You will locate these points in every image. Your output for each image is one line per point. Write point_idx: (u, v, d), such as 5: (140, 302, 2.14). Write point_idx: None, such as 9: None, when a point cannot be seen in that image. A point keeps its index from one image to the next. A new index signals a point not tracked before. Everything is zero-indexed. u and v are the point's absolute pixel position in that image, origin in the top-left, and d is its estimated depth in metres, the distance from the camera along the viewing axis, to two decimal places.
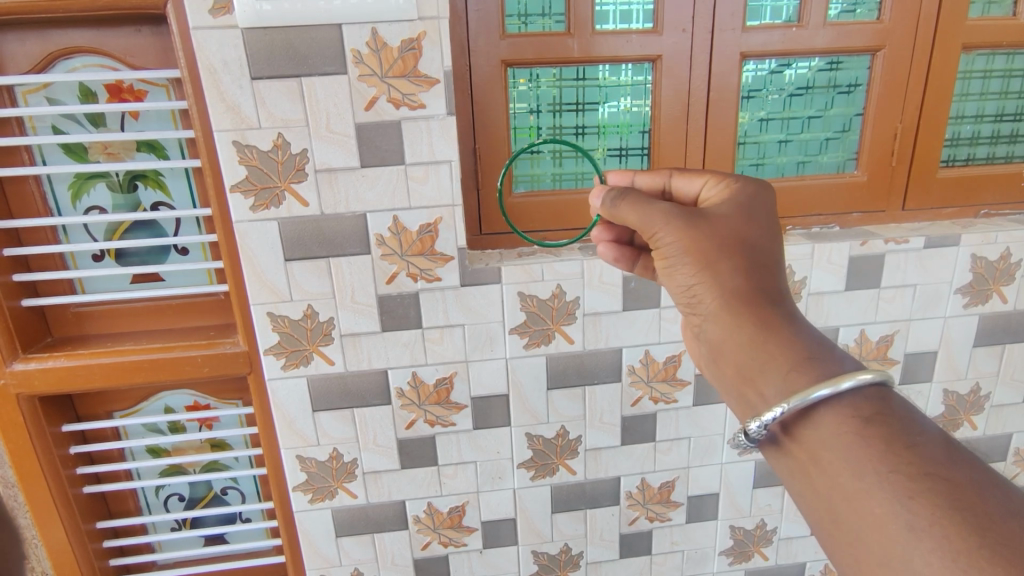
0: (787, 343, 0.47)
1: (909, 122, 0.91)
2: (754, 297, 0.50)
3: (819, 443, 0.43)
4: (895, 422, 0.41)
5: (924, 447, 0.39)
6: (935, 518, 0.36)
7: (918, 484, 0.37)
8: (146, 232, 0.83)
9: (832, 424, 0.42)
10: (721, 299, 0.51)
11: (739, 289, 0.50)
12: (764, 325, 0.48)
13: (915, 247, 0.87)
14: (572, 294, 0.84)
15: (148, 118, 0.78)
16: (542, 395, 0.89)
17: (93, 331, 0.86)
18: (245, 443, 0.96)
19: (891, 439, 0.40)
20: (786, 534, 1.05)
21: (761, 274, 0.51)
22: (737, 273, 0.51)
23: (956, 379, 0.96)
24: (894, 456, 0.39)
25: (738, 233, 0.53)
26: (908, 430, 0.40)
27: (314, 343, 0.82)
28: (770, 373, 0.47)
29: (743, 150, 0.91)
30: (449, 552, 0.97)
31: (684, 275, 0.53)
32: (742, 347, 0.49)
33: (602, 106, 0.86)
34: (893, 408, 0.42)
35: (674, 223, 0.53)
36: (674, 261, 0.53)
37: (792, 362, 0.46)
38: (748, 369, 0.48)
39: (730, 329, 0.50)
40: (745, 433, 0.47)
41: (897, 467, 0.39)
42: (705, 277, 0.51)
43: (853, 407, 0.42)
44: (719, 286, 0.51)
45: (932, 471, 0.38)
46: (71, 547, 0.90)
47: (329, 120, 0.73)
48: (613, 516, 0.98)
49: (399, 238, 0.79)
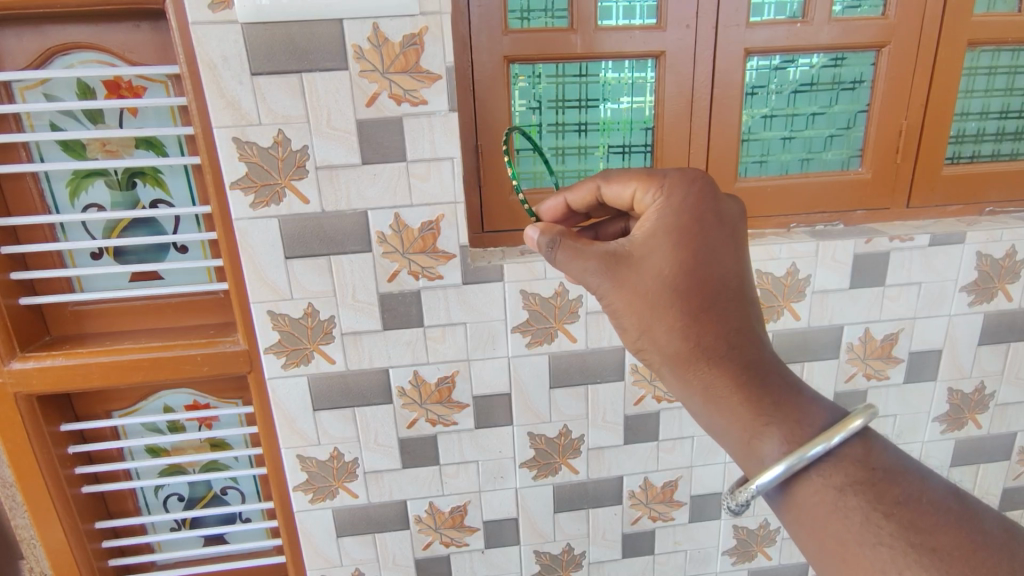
0: (747, 399, 0.47)
1: (914, 119, 0.90)
2: (698, 350, 0.48)
3: (801, 510, 0.44)
4: (879, 483, 0.42)
5: (905, 511, 0.40)
6: None
7: (904, 557, 0.39)
8: (145, 231, 0.82)
9: (812, 493, 0.43)
10: (666, 361, 0.50)
11: (682, 348, 0.49)
12: (712, 390, 0.48)
13: (920, 245, 0.87)
14: (574, 292, 0.83)
15: (146, 115, 0.77)
16: (544, 394, 0.88)
17: (92, 330, 0.86)
18: (245, 442, 0.96)
19: (872, 508, 0.41)
20: (789, 534, 1.04)
21: (713, 314, 0.49)
22: (676, 329, 0.49)
23: (960, 378, 0.96)
24: (880, 526, 0.40)
25: (677, 275, 0.50)
26: (894, 492, 0.41)
27: (315, 342, 0.82)
28: (734, 440, 0.47)
29: (747, 147, 0.91)
30: (450, 553, 0.96)
31: (629, 336, 0.52)
32: (699, 411, 0.49)
33: (604, 103, 0.86)
34: (879, 465, 0.43)
35: (604, 280, 0.52)
36: (617, 321, 0.53)
37: (751, 427, 0.46)
38: (715, 431, 0.49)
39: (684, 392, 0.50)
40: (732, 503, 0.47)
41: (882, 538, 0.40)
42: (646, 343, 0.51)
43: (836, 471, 0.43)
44: (663, 347, 0.50)
45: (918, 542, 0.39)
46: (70, 548, 0.90)
47: (330, 116, 0.72)
48: (615, 516, 0.98)
49: (400, 236, 0.78)
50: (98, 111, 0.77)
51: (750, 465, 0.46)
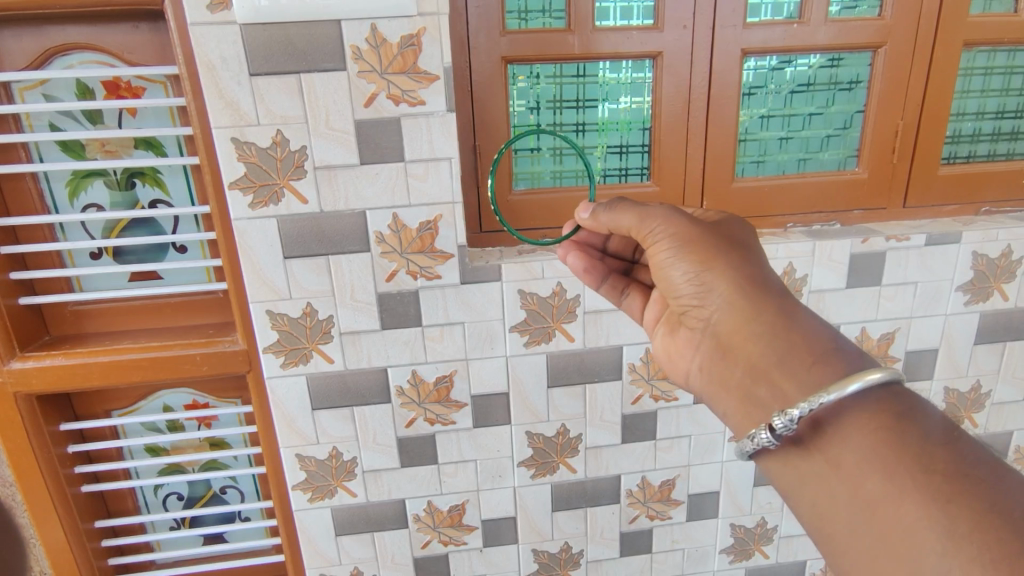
0: (808, 334, 0.48)
1: (910, 119, 0.91)
2: (759, 288, 0.51)
3: (842, 444, 0.42)
4: (925, 421, 0.41)
5: (957, 446, 0.39)
6: (973, 524, 0.35)
7: (953, 487, 0.37)
8: (145, 231, 0.82)
9: (858, 423, 0.42)
10: (731, 287, 0.52)
11: (748, 279, 0.52)
12: (779, 314, 0.49)
13: (916, 244, 0.87)
14: (572, 292, 0.84)
15: (146, 115, 0.78)
16: (542, 394, 0.89)
17: (92, 330, 0.86)
18: (245, 442, 0.96)
19: (924, 438, 0.40)
20: (786, 533, 1.05)
21: (764, 270, 0.53)
22: (743, 264, 0.52)
23: (957, 378, 0.96)
24: (927, 456, 0.39)
25: (736, 235, 0.55)
26: (940, 429, 0.40)
27: (314, 342, 0.82)
28: (793, 366, 0.46)
29: (745, 148, 0.91)
30: (448, 552, 0.97)
31: (686, 265, 0.54)
32: (759, 337, 0.49)
33: (602, 103, 0.86)
34: (923, 406, 0.42)
35: (673, 216, 0.55)
36: (674, 250, 0.54)
37: (817, 352, 0.46)
38: (765, 363, 0.48)
39: (743, 320, 0.51)
40: (770, 429, 0.45)
41: (930, 468, 0.38)
42: (709, 268, 0.53)
43: (882, 403, 0.42)
44: (727, 275, 0.52)
45: (967, 473, 0.37)
46: (70, 547, 0.90)
47: (329, 117, 0.73)
48: (613, 515, 0.98)
49: (399, 236, 0.78)
50: (98, 111, 0.77)
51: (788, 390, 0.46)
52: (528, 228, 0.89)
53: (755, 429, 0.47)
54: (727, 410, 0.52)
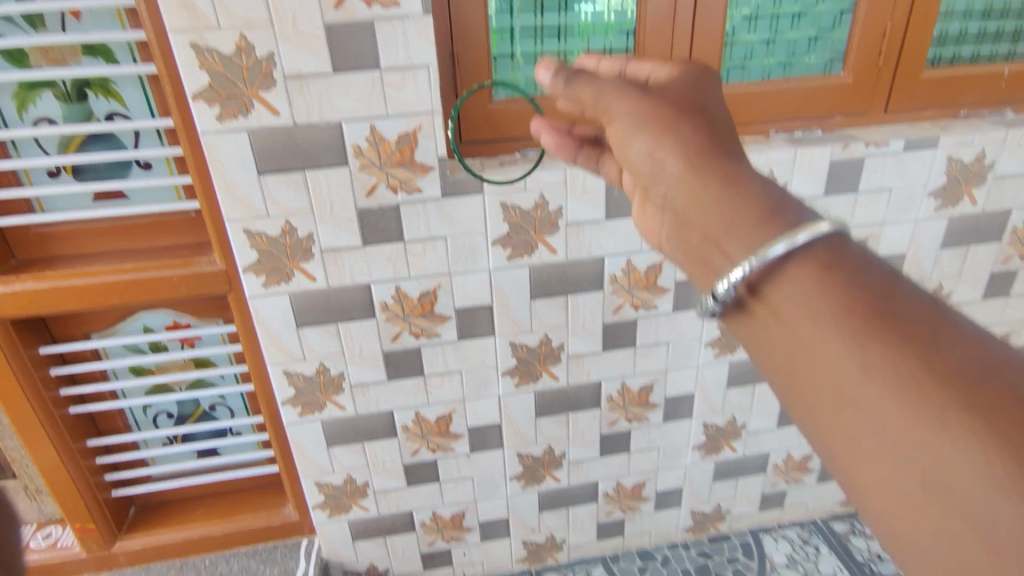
0: (755, 199, 0.46)
1: (899, 19, 0.89)
2: (710, 155, 0.49)
3: (781, 298, 0.43)
4: (861, 273, 0.41)
5: (895, 296, 0.39)
6: (906, 369, 0.36)
7: (889, 336, 0.38)
8: (102, 146, 0.78)
9: (794, 279, 0.42)
10: (679, 157, 0.50)
11: (696, 146, 0.50)
12: (728, 180, 0.48)
13: (894, 150, 0.88)
14: (555, 204, 0.83)
15: (90, 19, 0.71)
16: (526, 304, 0.90)
17: (59, 254, 0.83)
18: (228, 360, 0.96)
19: (863, 291, 0.40)
20: (754, 429, 1.11)
21: (711, 130, 0.51)
22: (694, 130, 0.51)
23: (922, 281, 1.00)
24: (865, 309, 0.39)
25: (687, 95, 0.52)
26: (875, 280, 0.41)
27: (294, 260, 0.81)
28: (739, 228, 0.46)
29: (730, 51, 0.88)
30: (437, 458, 1.01)
31: (639, 142, 0.52)
32: (710, 206, 0.48)
33: (581, 5, 0.82)
34: (859, 254, 0.42)
35: (621, 90, 0.53)
36: (626, 130, 0.53)
37: (763, 215, 0.45)
38: (717, 229, 0.48)
39: (692, 191, 0.50)
40: (713, 297, 0.47)
41: (871, 321, 0.39)
42: (659, 138, 0.51)
43: (817, 256, 0.42)
44: (677, 145, 0.50)
45: (906, 325, 0.38)
46: (64, 469, 0.92)
47: (296, 20, 0.68)
48: (593, 419, 1.03)
49: (377, 148, 0.76)
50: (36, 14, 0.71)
51: (731, 251, 0.46)
52: (507, 142, 0.87)
53: (703, 296, 0.49)
54: (694, 274, 0.53)
